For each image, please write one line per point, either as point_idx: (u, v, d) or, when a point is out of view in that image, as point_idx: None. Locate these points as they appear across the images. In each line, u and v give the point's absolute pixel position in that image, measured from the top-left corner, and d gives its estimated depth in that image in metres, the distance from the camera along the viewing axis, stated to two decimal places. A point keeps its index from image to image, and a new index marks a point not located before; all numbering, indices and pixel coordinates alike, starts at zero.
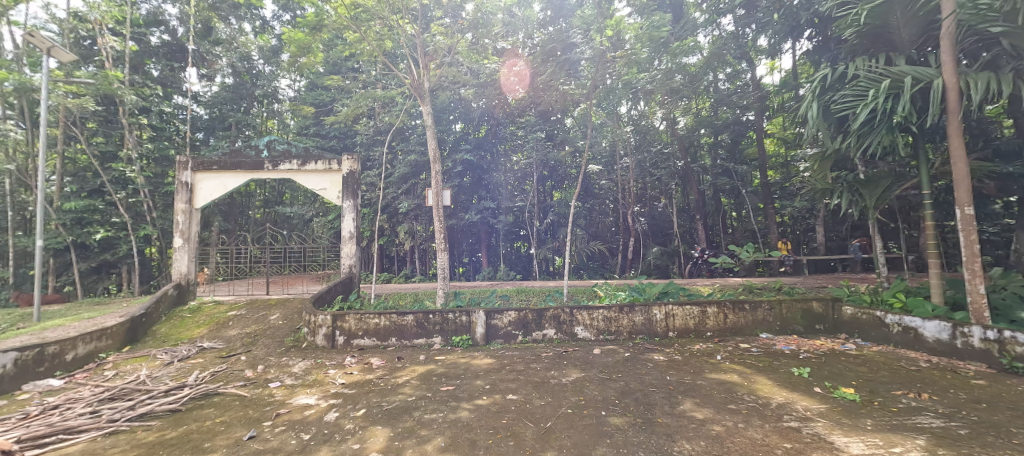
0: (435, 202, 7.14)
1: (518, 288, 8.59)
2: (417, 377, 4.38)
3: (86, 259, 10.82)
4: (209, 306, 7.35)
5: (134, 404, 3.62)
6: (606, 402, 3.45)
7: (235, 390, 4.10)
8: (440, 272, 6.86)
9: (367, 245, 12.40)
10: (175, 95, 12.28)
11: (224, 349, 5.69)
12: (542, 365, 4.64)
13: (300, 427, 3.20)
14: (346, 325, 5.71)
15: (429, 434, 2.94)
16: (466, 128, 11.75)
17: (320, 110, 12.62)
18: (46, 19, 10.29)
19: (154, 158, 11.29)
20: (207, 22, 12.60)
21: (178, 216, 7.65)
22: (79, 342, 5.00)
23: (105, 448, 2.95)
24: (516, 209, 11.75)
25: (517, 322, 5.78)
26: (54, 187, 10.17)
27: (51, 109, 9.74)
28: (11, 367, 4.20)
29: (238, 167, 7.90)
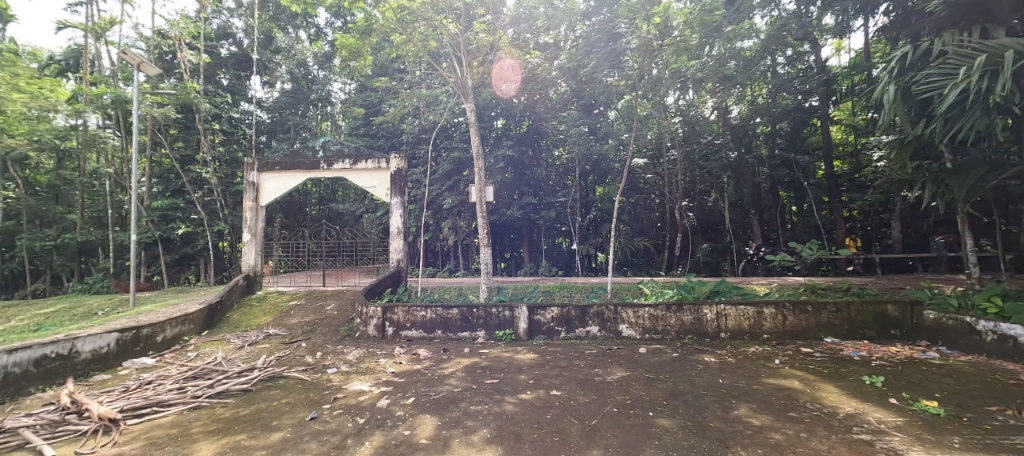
0: (478, 198, 7.24)
1: (560, 284, 8.55)
2: (462, 369, 4.48)
3: (170, 252, 12.11)
4: (273, 296, 7.97)
5: (213, 383, 4.02)
6: (654, 403, 3.35)
7: (297, 374, 4.43)
8: (483, 267, 6.96)
9: (413, 240, 12.86)
10: (243, 102, 13.35)
11: (287, 336, 6.15)
12: (586, 362, 4.59)
13: (355, 411, 3.39)
14: (395, 316, 5.97)
15: (474, 425, 3.01)
16: (507, 124, 11.77)
17: (369, 112, 13.21)
18: (135, 38, 11.57)
19: (225, 161, 12.38)
20: (268, 33, 13.59)
21: (246, 213, 8.34)
22: (168, 326, 5.61)
23: (190, 421, 3.30)
24: (558, 204, 11.66)
25: (560, 318, 5.75)
26: (144, 187, 11.43)
27: (141, 118, 10.94)
28: (115, 346, 4.81)
29: (297, 167, 8.46)
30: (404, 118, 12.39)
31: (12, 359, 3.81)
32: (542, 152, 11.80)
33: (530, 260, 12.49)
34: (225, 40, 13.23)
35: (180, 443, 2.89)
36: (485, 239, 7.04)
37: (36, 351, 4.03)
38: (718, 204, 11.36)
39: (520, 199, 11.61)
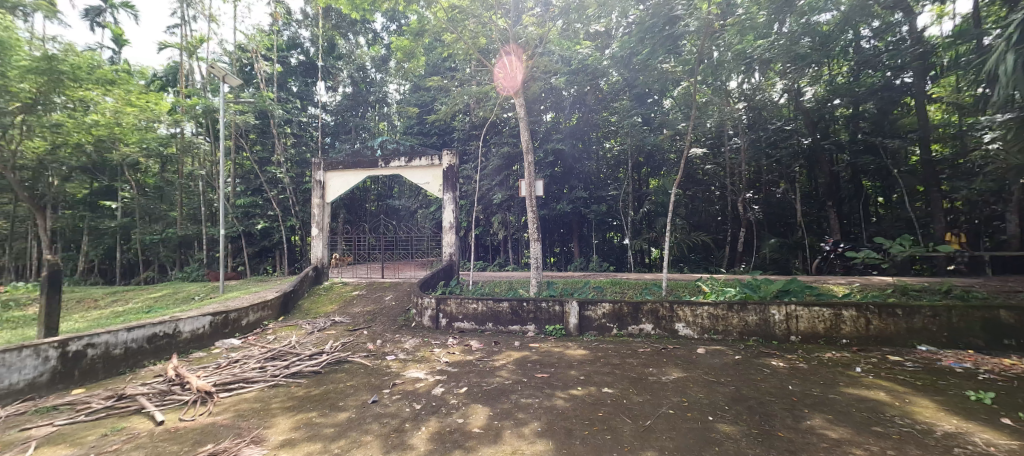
0: (528, 192, 7.23)
1: (612, 280, 8.34)
2: (513, 362, 4.55)
3: (252, 245, 13.47)
4: (339, 286, 8.59)
5: (288, 364, 4.43)
6: (714, 407, 3.16)
7: (360, 359, 4.75)
8: (533, 262, 6.97)
9: (465, 235, 13.20)
10: (310, 107, 14.41)
11: (350, 324, 6.60)
12: (639, 361, 4.45)
13: (413, 397, 3.57)
14: (448, 308, 6.20)
15: (525, 418, 3.03)
16: (557, 118, 11.62)
17: (423, 110, 13.69)
18: (221, 53, 12.95)
19: (296, 162, 13.48)
20: (331, 40, 14.57)
21: (315, 210, 9.04)
22: (251, 311, 6.26)
23: (271, 397, 3.66)
24: (608, 198, 11.36)
25: (611, 315, 5.62)
26: (229, 187, 12.78)
27: (226, 124, 12.22)
28: (209, 328, 5.46)
29: (358, 166, 8.99)
30: (456, 115, 12.68)
31: (131, 336, 4.46)
32: (593, 144, 11.57)
33: (580, 256, 12.32)
34: (294, 50, 14.34)
35: (262, 416, 3.22)
36: (534, 233, 7.03)
37: (148, 329, 4.68)
38: (787, 195, 10.44)
39: (570, 193, 11.47)
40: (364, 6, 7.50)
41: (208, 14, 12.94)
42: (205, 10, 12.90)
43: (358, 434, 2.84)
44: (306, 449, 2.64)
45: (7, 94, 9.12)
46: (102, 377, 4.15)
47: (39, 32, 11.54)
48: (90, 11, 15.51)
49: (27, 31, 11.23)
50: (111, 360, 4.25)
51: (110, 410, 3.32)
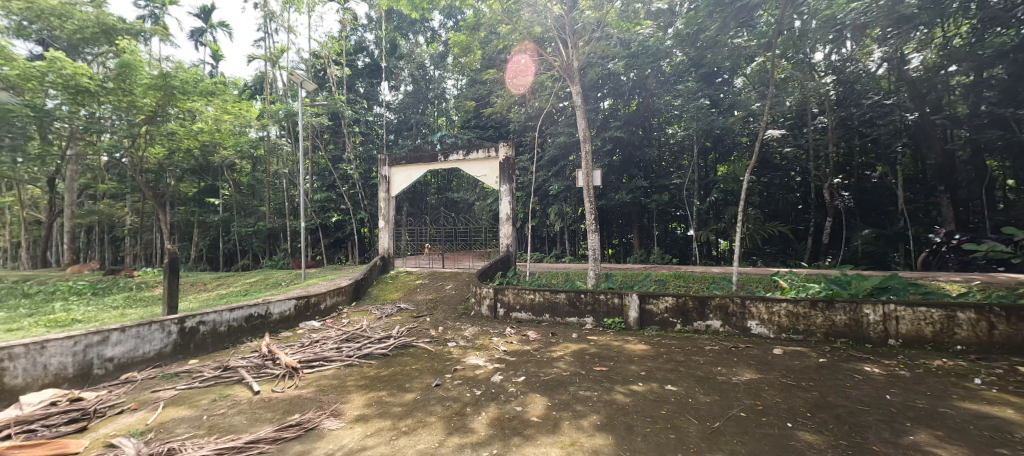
0: (585, 182, 7.06)
1: (676, 273, 7.95)
2: (571, 354, 4.51)
3: (328, 236, 14.76)
4: (403, 275, 9.10)
5: (361, 346, 4.80)
6: (793, 413, 2.90)
7: (424, 345, 5.00)
8: (590, 253, 6.83)
9: (521, 226, 13.33)
10: (375, 106, 15.32)
11: (414, 310, 6.99)
12: (705, 359, 4.20)
13: (473, 383, 3.69)
14: (506, 298, 6.32)
15: (584, 410, 3.00)
16: (615, 105, 11.18)
17: (479, 104, 13.94)
18: (299, 62, 14.18)
19: (364, 159, 14.45)
20: (393, 41, 15.33)
21: (381, 203, 9.63)
22: (328, 296, 6.85)
23: (347, 375, 4.00)
24: (671, 187, 10.79)
25: (675, 309, 5.35)
26: (308, 184, 14.05)
27: (304, 127, 13.41)
28: (293, 310, 6.06)
29: (419, 161, 9.38)
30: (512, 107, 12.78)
31: (232, 315, 5.10)
32: (654, 131, 11.06)
33: (640, 247, 11.90)
34: (361, 53, 15.28)
35: (339, 392, 3.53)
36: (593, 224, 6.88)
37: (246, 310, 5.31)
38: (886, 180, 9.19)
39: (629, 182, 11.07)
40: (423, 5, 7.73)
41: (287, 25, 14.18)
42: (284, 22, 14.17)
43: (423, 415, 3.00)
44: (377, 425, 2.84)
45: (134, 108, 10.92)
46: (211, 350, 4.81)
47: (158, 54, 13.48)
48: (194, 32, 17.74)
49: (148, 54, 13.19)
50: (217, 337, 4.90)
51: (218, 379, 3.85)
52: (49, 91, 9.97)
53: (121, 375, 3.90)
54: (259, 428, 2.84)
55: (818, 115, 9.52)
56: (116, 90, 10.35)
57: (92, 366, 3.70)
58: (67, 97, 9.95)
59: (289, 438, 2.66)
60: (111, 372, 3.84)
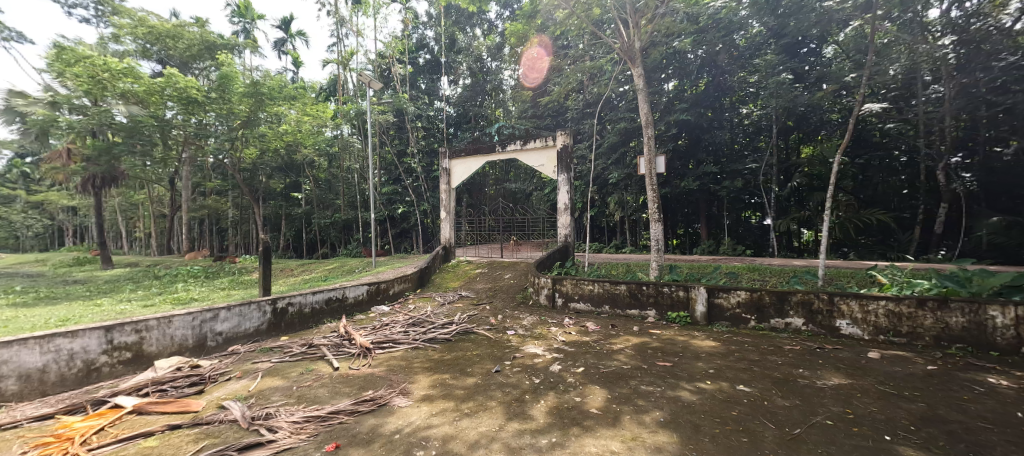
0: (647, 170, 6.73)
1: (750, 265, 7.34)
2: (632, 347, 4.38)
3: (395, 227, 15.69)
4: (464, 264, 9.42)
5: (426, 330, 5.07)
6: (893, 426, 2.55)
7: (484, 332, 5.16)
8: (653, 244, 6.59)
9: (579, 216, 13.13)
10: (436, 101, 15.89)
11: (475, 298, 7.22)
12: (784, 359, 3.84)
13: (532, 371, 3.73)
14: (564, 288, 6.30)
15: (646, 406, 2.90)
16: (681, 85, 10.48)
17: (536, 93, 13.88)
18: (366, 63, 15.12)
19: (426, 152, 15.07)
20: (452, 36, 15.72)
21: (443, 195, 10.01)
22: (396, 282, 7.30)
23: (413, 357, 4.26)
24: (745, 173, 9.93)
25: (749, 304, 4.96)
26: (376, 178, 14.98)
27: (372, 124, 14.30)
28: (365, 294, 6.55)
29: (478, 152, 9.58)
30: (569, 94, 12.59)
31: (315, 298, 5.65)
32: (724, 112, 10.24)
33: (708, 238, 11.18)
34: (422, 50, 15.87)
35: (407, 373, 3.77)
36: (656, 213, 6.55)
37: (326, 293, 5.85)
38: None
39: (696, 168, 10.38)
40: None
41: (355, 29, 15.12)
42: (353, 27, 15.12)
43: (484, 399, 3.11)
44: (442, 406, 3.00)
45: (232, 115, 12.34)
46: (298, 329, 5.38)
47: (249, 64, 15.15)
48: (277, 42, 19.57)
49: (242, 65, 14.87)
50: (303, 317, 5.48)
51: (304, 355, 4.30)
52: (167, 103, 11.60)
53: (228, 347, 4.51)
54: (339, 400, 3.13)
55: (930, 84, 8.09)
56: (218, 99, 11.86)
57: (206, 339, 4.33)
58: (181, 107, 11.60)
59: (364, 412, 2.90)
60: (221, 345, 4.46)
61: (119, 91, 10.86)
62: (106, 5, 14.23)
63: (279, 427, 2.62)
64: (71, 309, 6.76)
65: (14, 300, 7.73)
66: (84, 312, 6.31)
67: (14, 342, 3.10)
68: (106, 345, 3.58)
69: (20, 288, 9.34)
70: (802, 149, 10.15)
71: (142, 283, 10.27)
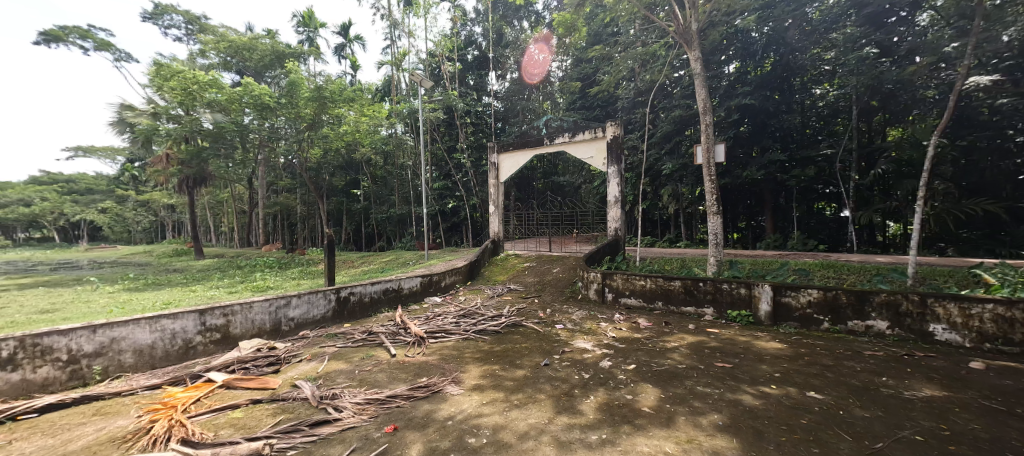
0: (705, 159, 6.34)
1: (823, 261, 6.71)
2: (687, 346, 4.19)
3: (446, 221, 16.21)
4: (512, 257, 9.52)
5: (476, 322, 5.20)
6: (1002, 448, 2.22)
7: (533, 325, 5.20)
8: (710, 238, 6.25)
9: (630, 209, 12.73)
10: (484, 96, 16.13)
11: (524, 292, 7.28)
12: (864, 366, 3.47)
13: (581, 366, 3.71)
14: (614, 283, 6.16)
15: (702, 407, 2.77)
16: (744, 67, 9.73)
17: (585, 83, 13.57)
18: (418, 62, 15.63)
19: (475, 148, 15.34)
20: (500, 30, 15.80)
21: (492, 189, 10.15)
22: (447, 274, 7.55)
23: (464, 348, 4.40)
24: (818, 160, 9.03)
25: (822, 304, 4.53)
26: (428, 174, 15.50)
27: (423, 122, 14.81)
28: (419, 286, 6.84)
29: (526, 146, 9.57)
30: (620, 83, 12.17)
31: (374, 288, 6.00)
32: (794, 94, 9.37)
33: (774, 231, 10.36)
34: (471, 47, 16.10)
35: (458, 362, 3.91)
36: (714, 205, 6.17)
37: (384, 284, 6.19)
38: None
39: (760, 156, 9.62)
40: None
41: (407, 30, 15.68)
42: (405, 28, 15.69)
43: (533, 391, 3.14)
44: (492, 396, 3.07)
45: (300, 118, 13.37)
46: (359, 317, 5.76)
47: (313, 70, 16.28)
48: (337, 48, 20.79)
49: (307, 71, 16.03)
50: (364, 306, 5.85)
51: (364, 341, 4.59)
52: (244, 110, 12.81)
53: (299, 332, 4.95)
54: (396, 385, 3.32)
55: None
56: (287, 104, 12.91)
57: (281, 323, 4.78)
58: (256, 113, 12.77)
59: (419, 397, 3.05)
60: (293, 329, 4.90)
61: (206, 101, 12.19)
62: (194, 24, 15.97)
63: (344, 407, 2.83)
64: (173, 294, 7.74)
65: (130, 285, 9.01)
66: (183, 297, 7.21)
67: (130, 322, 3.61)
68: (200, 326, 4.07)
69: (133, 275, 10.87)
70: (888, 132, 9.02)
71: (227, 273, 11.52)
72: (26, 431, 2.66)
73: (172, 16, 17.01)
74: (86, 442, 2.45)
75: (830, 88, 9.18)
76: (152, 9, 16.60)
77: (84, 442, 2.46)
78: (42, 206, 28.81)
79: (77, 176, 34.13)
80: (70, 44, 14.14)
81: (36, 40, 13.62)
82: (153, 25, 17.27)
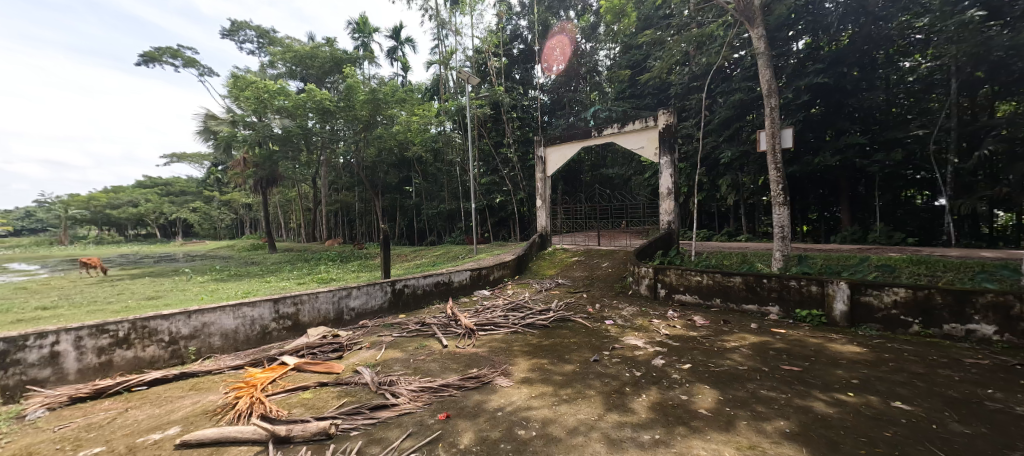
0: (770, 145, 5.86)
1: (911, 256, 5.96)
2: (749, 346, 3.92)
3: (494, 216, 16.42)
4: (560, 251, 9.44)
5: (524, 315, 5.24)
6: None
7: (581, 320, 5.14)
8: (775, 231, 5.79)
9: (684, 201, 12.12)
10: (531, 90, 16.09)
11: (572, 286, 7.21)
12: (965, 376, 3.04)
13: (632, 363, 3.61)
14: (667, 279, 5.92)
15: (767, 413, 2.59)
16: (815, 42, 8.85)
17: (635, 71, 13.06)
18: (464, 59, 15.91)
19: (522, 142, 15.34)
20: (546, 22, 15.64)
21: (539, 183, 10.13)
22: (495, 268, 7.66)
23: (512, 340, 4.45)
24: (907, 141, 8.00)
25: (911, 305, 4.02)
26: (476, 170, 15.78)
27: (471, 118, 15.08)
28: (468, 279, 7.02)
29: (573, 138, 9.41)
30: (673, 68, 11.58)
31: (427, 281, 6.26)
32: (877, 69, 8.36)
33: (850, 223, 9.37)
34: (517, 41, 16.09)
35: (507, 355, 3.97)
36: (781, 195, 5.69)
37: (435, 277, 6.41)
38: None
39: (835, 140, 8.70)
40: None
41: (454, 29, 15.99)
42: (452, 27, 16.01)
43: (582, 387, 3.11)
44: (541, 389, 3.09)
45: (357, 120, 14.18)
46: (413, 308, 6.03)
47: (368, 74, 17.16)
48: (390, 51, 21.73)
49: (362, 75, 16.94)
50: (417, 297, 6.11)
51: (418, 332, 4.80)
52: (308, 115, 13.81)
53: (360, 321, 5.28)
54: (448, 375, 3.45)
55: None
56: (345, 107, 13.75)
57: (344, 313, 5.13)
58: (318, 117, 13.72)
59: (470, 387, 3.14)
60: (354, 318, 5.23)
61: (275, 108, 13.29)
62: (265, 37, 17.46)
63: (400, 393, 2.99)
64: (252, 284, 8.59)
65: (216, 276, 10.12)
66: (259, 287, 7.97)
67: (218, 309, 4.07)
68: (274, 314, 4.48)
69: (219, 267, 12.18)
70: (998, 106, 7.76)
71: (297, 265, 12.57)
72: (138, 400, 3.09)
73: (246, 31, 18.71)
74: (184, 413, 2.79)
75: (923, 59, 8.07)
76: (230, 26, 18.37)
77: (182, 413, 2.81)
78: (147, 207, 33.15)
79: (173, 180, 38.79)
80: (165, 63, 16.05)
81: (138, 61, 15.62)
82: (231, 41, 19.11)
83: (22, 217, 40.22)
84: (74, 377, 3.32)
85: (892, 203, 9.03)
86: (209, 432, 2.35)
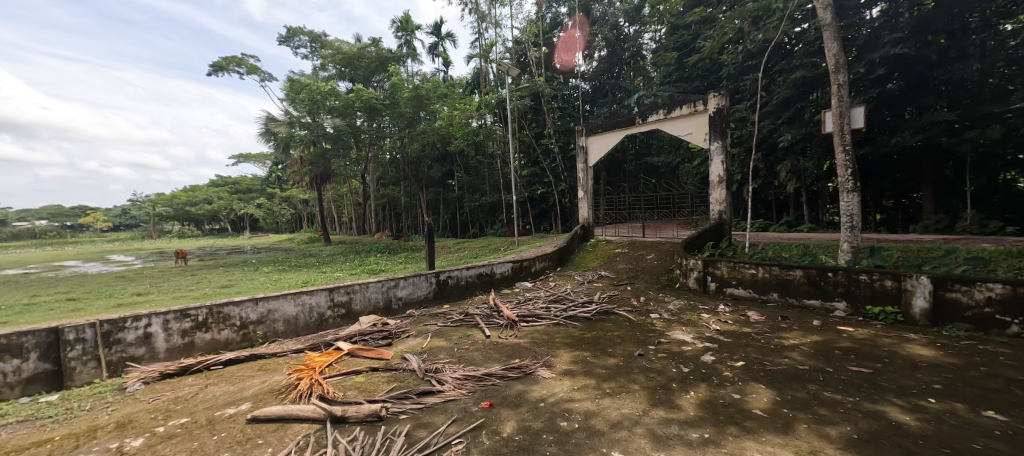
0: (836, 126, 5.32)
1: (1012, 248, 5.22)
2: (811, 345, 3.64)
3: (535, 207, 16.36)
4: (603, 243, 9.23)
5: (566, 308, 5.21)
6: None
7: (626, 313, 5.02)
8: (843, 220, 5.31)
9: (737, 189, 11.39)
10: (571, 79, 15.80)
11: (616, 279, 7.06)
12: None
13: (679, 359, 3.47)
14: (719, 271, 5.62)
15: (832, 417, 2.39)
16: (892, 9, 7.89)
17: (683, 52, 12.40)
18: (504, 51, 15.92)
19: (563, 132, 15.10)
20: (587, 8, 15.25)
21: (581, 173, 9.95)
22: (536, 260, 7.65)
23: (554, 332, 4.45)
24: (1008, 116, 6.96)
25: (1010, 303, 3.53)
26: (518, 162, 15.76)
27: (512, 111, 15.05)
28: (509, 270, 7.06)
29: (616, 126, 9.09)
30: (725, 47, 10.87)
31: (469, 272, 6.38)
32: (969, 34, 7.28)
33: (934, 212, 8.38)
34: (557, 29, 15.82)
35: (549, 346, 3.97)
36: (850, 181, 5.20)
37: (478, 268, 6.52)
38: None
39: (917, 118, 7.77)
40: None
41: (494, 21, 16.04)
42: (492, 19, 16.00)
43: (626, 381, 3.05)
44: (584, 382, 3.07)
45: (402, 117, 14.67)
46: (457, 299, 6.19)
47: (412, 71, 17.64)
48: (432, 47, 22.20)
49: (407, 73, 17.47)
50: (460, 288, 6.27)
51: (462, 322, 4.93)
52: (357, 114, 14.48)
53: (407, 310, 5.51)
54: (491, 365, 3.52)
55: None
56: (391, 105, 14.27)
57: (392, 302, 5.37)
58: (366, 115, 14.38)
59: (513, 377, 3.18)
60: (402, 307, 5.47)
61: (328, 108, 14.09)
62: (317, 41, 18.46)
63: (445, 380, 3.09)
64: (309, 275, 9.18)
65: (279, 267, 10.94)
66: (316, 278, 8.51)
67: (281, 297, 4.41)
68: (330, 302, 4.79)
69: (282, 259, 13.18)
70: None
71: (349, 257, 13.27)
72: (216, 378, 3.45)
73: (301, 37, 19.84)
74: (254, 391, 3.07)
75: None
76: (287, 33, 19.58)
77: (252, 391, 3.09)
78: (220, 204, 36.45)
79: (241, 179, 42.31)
80: (231, 71, 17.45)
81: (209, 71, 17.10)
82: (288, 47, 20.37)
83: (119, 215, 45.72)
84: (164, 355, 3.74)
85: (985, 187, 7.95)
86: (275, 409, 2.56)
